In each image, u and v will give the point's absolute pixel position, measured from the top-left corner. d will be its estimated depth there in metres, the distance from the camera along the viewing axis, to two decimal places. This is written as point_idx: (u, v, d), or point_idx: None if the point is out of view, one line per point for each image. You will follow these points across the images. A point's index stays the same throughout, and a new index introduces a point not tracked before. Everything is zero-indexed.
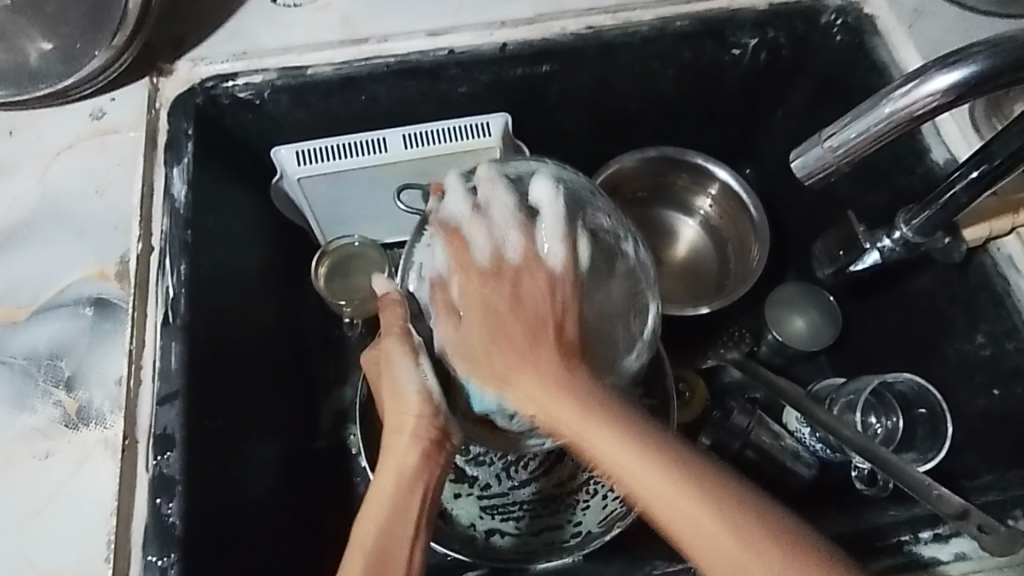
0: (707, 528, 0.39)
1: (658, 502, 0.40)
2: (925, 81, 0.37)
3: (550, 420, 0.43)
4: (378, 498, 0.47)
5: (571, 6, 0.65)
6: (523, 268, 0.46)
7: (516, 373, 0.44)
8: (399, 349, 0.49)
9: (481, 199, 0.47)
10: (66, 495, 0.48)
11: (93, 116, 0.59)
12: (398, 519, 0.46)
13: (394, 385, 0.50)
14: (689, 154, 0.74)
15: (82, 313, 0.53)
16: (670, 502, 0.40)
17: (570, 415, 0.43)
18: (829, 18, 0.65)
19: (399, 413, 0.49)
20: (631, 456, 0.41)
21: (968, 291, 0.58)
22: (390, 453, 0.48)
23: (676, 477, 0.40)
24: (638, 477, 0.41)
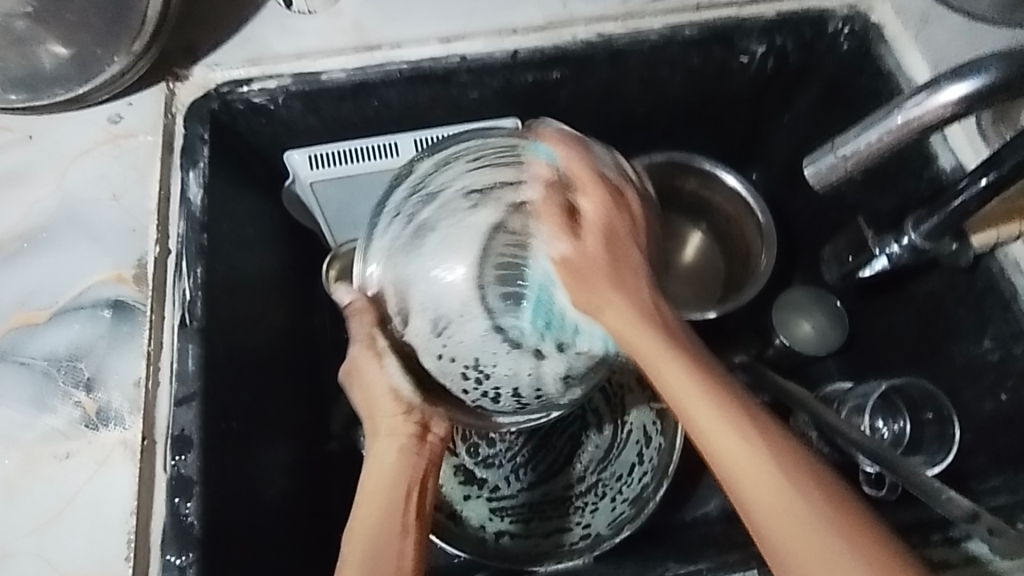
0: (775, 491, 0.40)
1: (734, 461, 0.41)
2: (934, 92, 0.37)
3: (642, 357, 0.43)
4: (368, 501, 0.47)
5: (581, 13, 0.65)
6: (461, 247, 0.48)
7: (606, 294, 0.43)
8: (365, 353, 0.49)
9: (431, 182, 0.48)
10: (88, 496, 0.49)
11: (110, 120, 0.60)
12: (390, 519, 0.46)
13: (369, 389, 0.49)
14: (697, 159, 0.75)
15: (100, 315, 0.54)
16: (738, 449, 0.41)
17: (666, 359, 0.42)
18: (836, 26, 0.66)
19: (377, 416, 0.49)
20: (706, 396, 0.42)
21: (975, 296, 0.58)
22: (375, 457, 0.48)
23: (744, 427, 0.41)
24: (717, 430, 0.41)
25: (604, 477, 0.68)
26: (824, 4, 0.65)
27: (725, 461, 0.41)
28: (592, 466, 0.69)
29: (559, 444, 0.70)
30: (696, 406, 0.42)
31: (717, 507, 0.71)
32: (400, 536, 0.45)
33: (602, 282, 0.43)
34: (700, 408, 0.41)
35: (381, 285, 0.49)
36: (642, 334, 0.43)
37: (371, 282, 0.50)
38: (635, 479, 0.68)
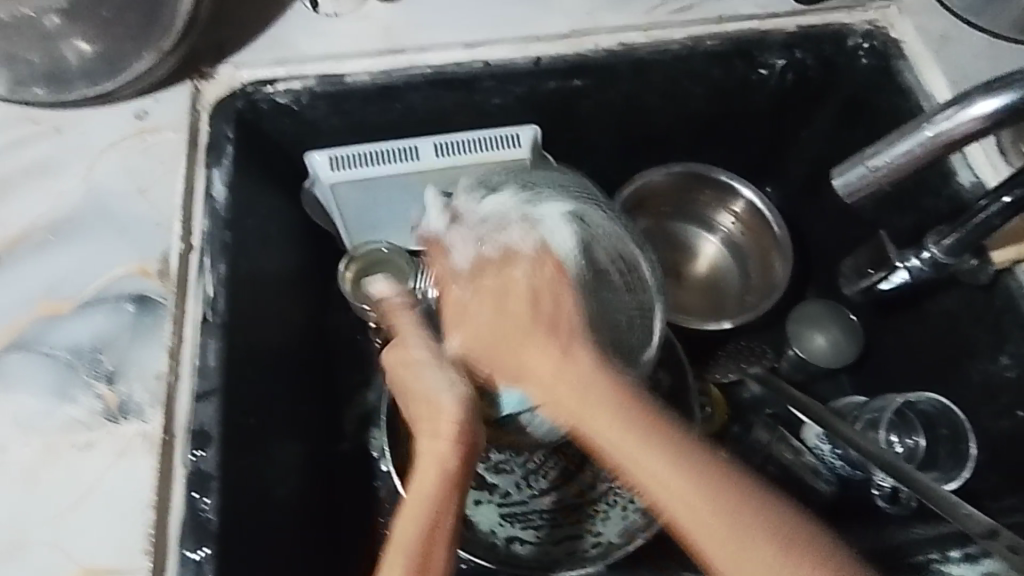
0: (706, 521, 0.39)
1: (676, 510, 0.40)
2: (966, 107, 0.38)
3: (570, 417, 0.45)
4: (415, 500, 0.46)
5: (605, 23, 0.66)
6: (501, 220, 0.53)
7: (528, 359, 0.47)
8: (429, 356, 0.51)
9: (480, 186, 0.59)
10: (106, 488, 0.49)
11: (137, 116, 0.60)
12: (435, 521, 0.45)
13: (426, 392, 0.50)
14: (713, 170, 0.75)
15: (123, 309, 0.54)
16: (674, 497, 0.40)
17: (598, 419, 0.44)
18: (856, 42, 0.67)
19: (429, 419, 0.49)
20: (642, 448, 0.42)
21: (994, 314, 0.58)
22: (424, 456, 0.48)
23: (683, 468, 0.41)
24: (639, 467, 0.42)
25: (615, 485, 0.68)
26: (845, 22, 0.67)
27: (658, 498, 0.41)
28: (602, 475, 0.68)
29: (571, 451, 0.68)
30: (626, 448, 0.42)
31: None
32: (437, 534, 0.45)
33: (524, 342, 0.48)
34: (622, 447, 0.42)
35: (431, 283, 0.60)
36: (569, 383, 0.45)
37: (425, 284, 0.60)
38: None
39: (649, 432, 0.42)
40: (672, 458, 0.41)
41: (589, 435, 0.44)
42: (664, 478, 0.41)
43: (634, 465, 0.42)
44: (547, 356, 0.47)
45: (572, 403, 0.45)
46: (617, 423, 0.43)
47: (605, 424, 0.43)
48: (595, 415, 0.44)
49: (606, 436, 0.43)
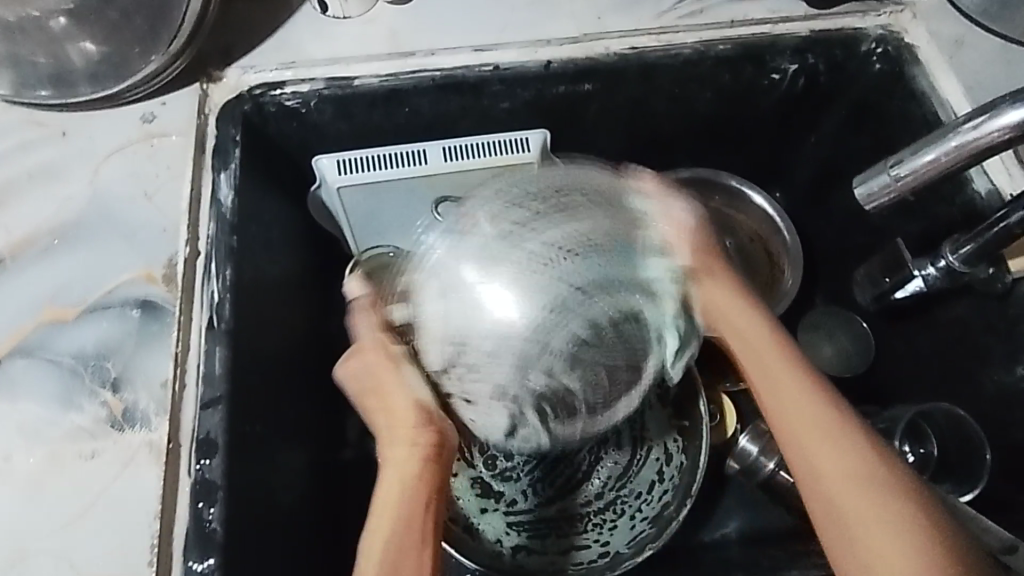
0: (858, 503, 0.43)
1: (830, 480, 0.45)
2: (995, 115, 0.37)
3: (756, 369, 0.48)
4: (383, 506, 0.46)
5: (615, 28, 0.66)
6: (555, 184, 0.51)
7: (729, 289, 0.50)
8: (382, 356, 0.48)
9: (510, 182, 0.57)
10: (112, 497, 0.48)
11: (144, 119, 0.60)
12: (401, 530, 0.45)
13: (388, 395, 0.48)
14: (723, 176, 0.75)
15: (129, 315, 0.53)
16: (835, 472, 0.44)
17: (787, 383, 0.47)
18: (869, 47, 0.66)
19: (393, 423, 0.47)
20: (820, 422, 0.46)
21: (1009, 321, 0.57)
22: (387, 459, 0.47)
23: (851, 452, 0.45)
24: (777, 388, 0.47)
25: (623, 495, 0.67)
26: (858, 26, 0.66)
27: (783, 416, 0.47)
28: (610, 483, 0.67)
29: (579, 458, 0.68)
30: (799, 416, 0.46)
31: (737, 529, 0.70)
32: (417, 548, 0.44)
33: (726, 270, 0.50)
34: (766, 367, 0.48)
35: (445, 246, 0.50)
36: (761, 350, 0.49)
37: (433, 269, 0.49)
38: (656, 497, 0.66)
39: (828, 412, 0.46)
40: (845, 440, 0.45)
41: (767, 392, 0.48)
42: (798, 399, 0.47)
43: (774, 383, 0.48)
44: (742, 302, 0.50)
45: (729, 323, 0.49)
46: (767, 348, 0.49)
47: (787, 391, 0.47)
48: (746, 336, 0.49)
49: (751, 357, 0.49)
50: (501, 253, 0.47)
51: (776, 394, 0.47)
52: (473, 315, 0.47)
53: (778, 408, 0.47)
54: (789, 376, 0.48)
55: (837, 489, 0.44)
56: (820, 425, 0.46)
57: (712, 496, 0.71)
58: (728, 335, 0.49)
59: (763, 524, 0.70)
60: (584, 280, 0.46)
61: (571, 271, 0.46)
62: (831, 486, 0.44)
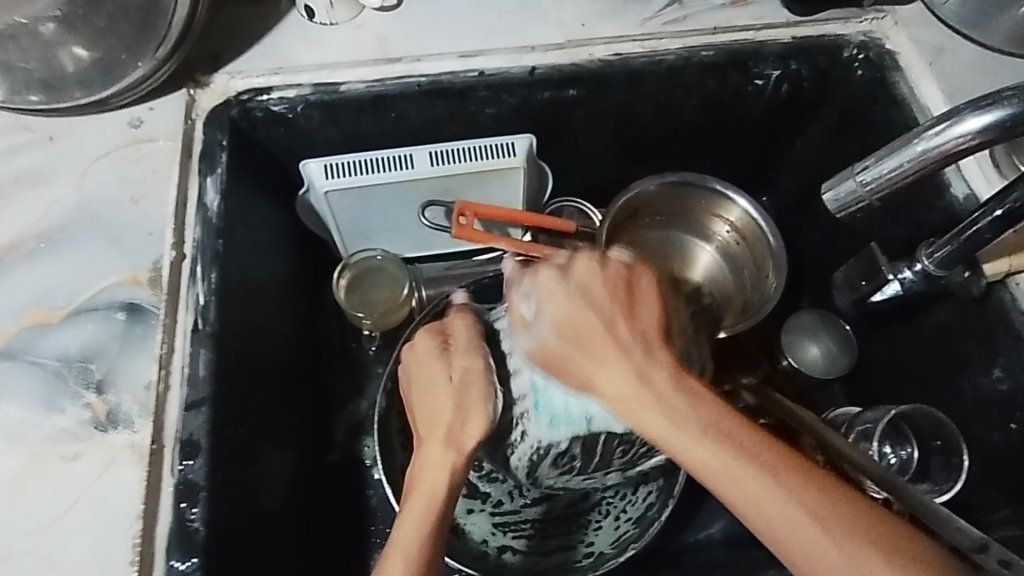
0: (829, 553, 0.38)
1: (782, 535, 0.39)
2: (956, 122, 0.37)
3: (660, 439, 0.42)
4: (416, 507, 0.46)
5: (600, 34, 0.66)
6: None
7: (592, 360, 0.45)
8: (478, 364, 0.51)
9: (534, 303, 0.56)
10: (95, 497, 0.48)
11: (131, 124, 0.60)
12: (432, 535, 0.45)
13: (458, 402, 0.50)
14: (706, 179, 0.74)
15: (113, 318, 0.54)
16: (785, 532, 0.39)
17: (705, 448, 0.41)
18: (851, 53, 0.67)
19: (454, 424, 0.49)
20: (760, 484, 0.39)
21: (986, 326, 0.58)
22: (432, 457, 0.48)
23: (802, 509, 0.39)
24: (728, 471, 0.40)
25: (607, 496, 0.68)
26: (840, 33, 0.67)
27: (760, 503, 0.39)
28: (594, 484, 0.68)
29: None
30: (729, 478, 0.40)
31: (721, 530, 0.70)
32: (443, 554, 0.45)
33: (600, 346, 0.44)
34: (710, 450, 0.40)
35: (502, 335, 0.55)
36: (679, 419, 0.41)
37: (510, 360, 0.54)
38: (640, 498, 0.67)
39: (761, 466, 0.40)
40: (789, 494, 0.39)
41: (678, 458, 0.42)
42: (764, 482, 0.39)
43: (713, 475, 0.41)
44: (615, 363, 0.43)
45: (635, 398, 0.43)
46: (693, 421, 0.41)
47: (694, 450, 0.41)
48: (649, 409, 0.42)
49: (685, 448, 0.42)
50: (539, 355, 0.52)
51: (741, 478, 0.40)
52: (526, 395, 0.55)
53: (745, 493, 0.40)
54: (738, 449, 0.40)
55: (795, 546, 0.39)
56: (790, 508, 0.39)
57: (696, 499, 0.71)
58: (653, 426, 0.42)
59: (747, 526, 0.70)
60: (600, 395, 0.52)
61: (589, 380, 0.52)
62: (783, 540, 0.39)
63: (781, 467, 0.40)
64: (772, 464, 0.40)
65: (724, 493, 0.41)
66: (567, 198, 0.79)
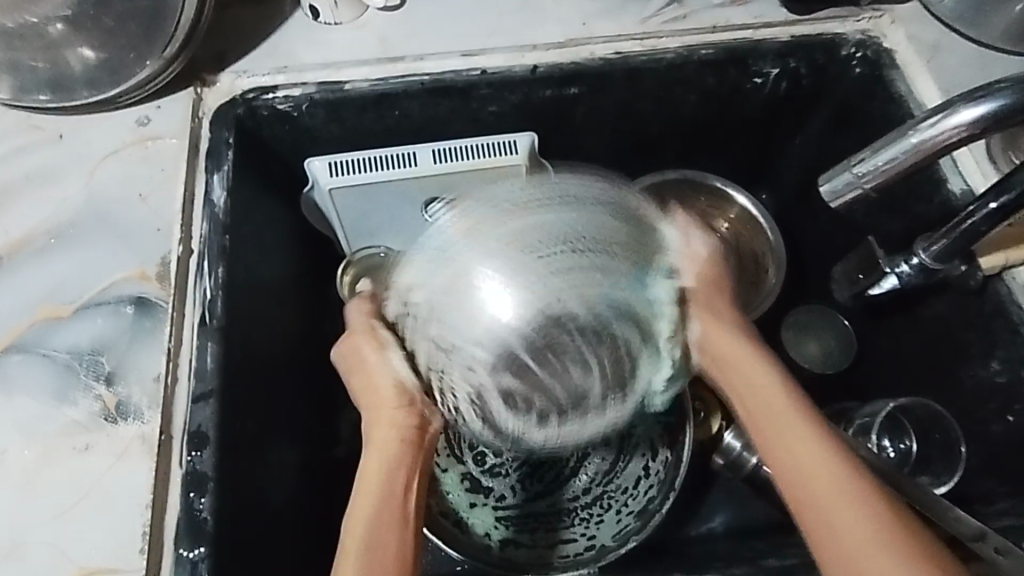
0: (862, 528, 0.42)
1: (825, 500, 0.44)
2: (951, 114, 0.38)
3: (762, 398, 0.48)
4: (366, 493, 0.47)
5: (600, 33, 0.67)
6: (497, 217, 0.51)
7: (726, 329, 0.51)
8: (370, 346, 0.51)
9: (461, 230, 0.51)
10: (105, 487, 0.49)
11: (139, 123, 0.61)
12: (383, 518, 0.46)
13: (373, 385, 0.51)
14: (707, 176, 0.76)
15: (123, 312, 0.55)
16: (836, 500, 0.43)
17: (794, 418, 0.47)
18: (849, 51, 0.67)
19: (376, 408, 0.50)
20: (829, 458, 0.45)
21: (984, 318, 0.58)
22: (376, 441, 0.49)
23: (857, 490, 0.44)
24: (805, 449, 0.45)
25: (610, 490, 0.68)
26: (837, 31, 0.67)
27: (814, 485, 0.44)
28: (598, 478, 0.68)
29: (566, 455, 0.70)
30: (804, 445, 0.46)
31: (723, 523, 0.71)
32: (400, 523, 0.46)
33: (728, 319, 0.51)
34: (792, 433, 0.46)
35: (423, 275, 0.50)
36: (778, 394, 0.48)
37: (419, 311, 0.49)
38: (642, 492, 0.68)
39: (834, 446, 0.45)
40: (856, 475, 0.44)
41: (768, 416, 0.48)
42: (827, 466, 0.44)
43: (791, 437, 0.46)
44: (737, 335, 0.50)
45: (730, 371, 0.50)
46: (785, 405, 0.48)
47: (789, 417, 0.47)
48: (751, 387, 0.49)
49: (770, 408, 0.48)
50: (515, 237, 0.48)
51: (807, 462, 0.45)
52: (456, 319, 0.48)
53: (800, 471, 0.45)
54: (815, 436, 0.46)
55: (835, 513, 0.43)
56: (846, 485, 0.44)
57: (699, 491, 0.72)
58: (768, 400, 0.48)
59: (749, 518, 0.71)
60: (584, 285, 0.47)
61: (564, 269, 0.47)
62: (827, 505, 0.43)
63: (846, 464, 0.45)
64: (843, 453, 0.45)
65: (789, 454, 0.46)
66: None
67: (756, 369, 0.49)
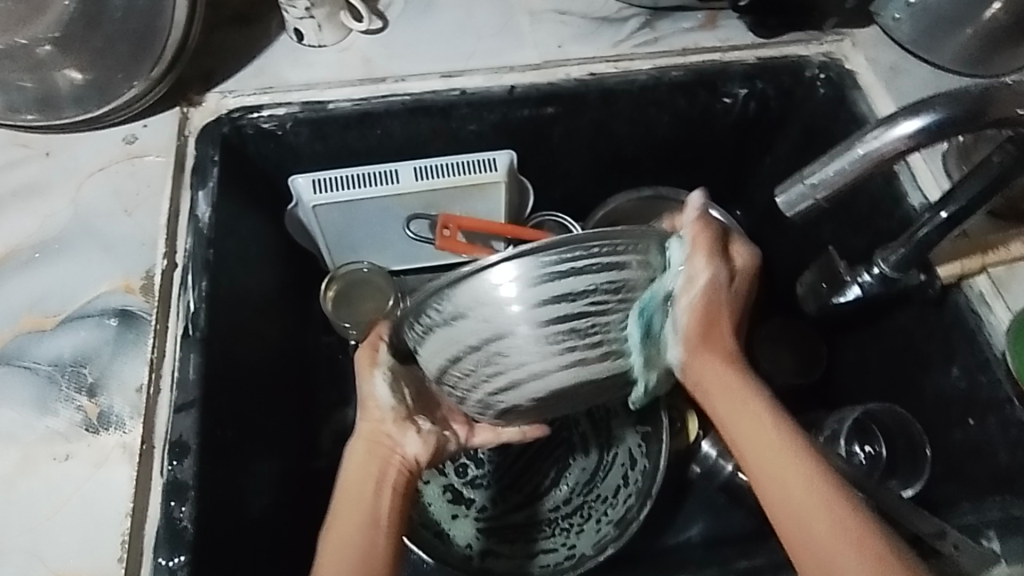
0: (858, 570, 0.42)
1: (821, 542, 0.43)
2: (892, 126, 0.41)
3: (758, 447, 0.47)
4: (339, 508, 0.48)
5: (575, 56, 0.70)
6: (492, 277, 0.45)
7: (723, 380, 0.48)
8: (363, 368, 0.52)
9: (454, 303, 0.45)
10: (86, 495, 0.50)
11: (126, 141, 0.63)
12: (351, 533, 0.46)
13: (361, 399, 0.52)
14: (679, 192, 0.78)
15: (106, 323, 0.56)
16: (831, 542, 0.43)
17: (789, 462, 0.46)
18: (813, 73, 0.70)
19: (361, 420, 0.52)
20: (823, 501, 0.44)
21: (943, 327, 0.61)
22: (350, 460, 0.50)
23: (856, 530, 0.43)
24: (797, 494, 0.45)
25: (589, 499, 0.70)
26: (801, 54, 0.71)
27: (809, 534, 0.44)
28: (578, 488, 0.71)
29: (545, 466, 0.72)
30: (797, 491, 0.45)
31: (699, 532, 0.72)
32: (366, 532, 0.46)
33: (723, 367, 0.49)
34: (787, 479, 0.45)
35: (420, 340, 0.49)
36: (773, 442, 0.47)
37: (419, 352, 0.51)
38: (620, 502, 0.69)
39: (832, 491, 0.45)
40: (854, 516, 0.44)
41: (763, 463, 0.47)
42: (825, 516, 0.44)
43: (786, 480, 0.45)
44: (731, 383, 0.49)
45: (731, 419, 0.48)
46: (785, 454, 0.46)
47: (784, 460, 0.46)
48: (749, 432, 0.47)
49: (765, 451, 0.47)
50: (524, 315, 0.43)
51: (803, 511, 0.44)
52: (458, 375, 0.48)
53: (791, 513, 0.45)
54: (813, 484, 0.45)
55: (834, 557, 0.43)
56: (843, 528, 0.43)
57: (677, 499, 0.73)
58: (762, 446, 0.47)
59: (725, 527, 0.72)
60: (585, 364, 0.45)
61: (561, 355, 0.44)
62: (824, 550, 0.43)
63: (846, 517, 0.43)
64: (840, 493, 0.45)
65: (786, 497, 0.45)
66: (554, 213, 0.81)
67: (750, 410, 0.48)
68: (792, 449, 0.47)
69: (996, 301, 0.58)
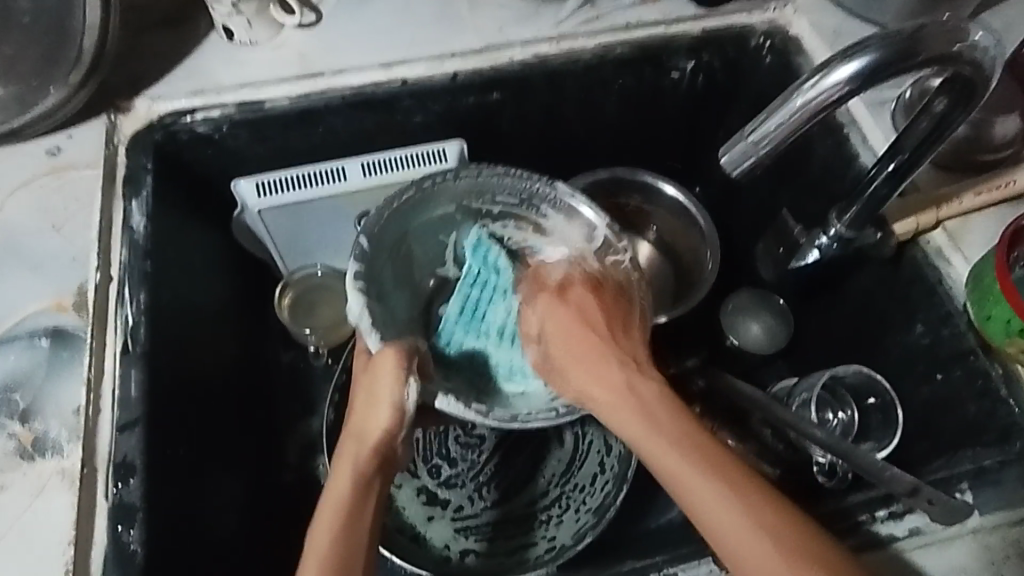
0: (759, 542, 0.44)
1: (719, 521, 0.45)
2: (829, 73, 0.41)
3: (642, 441, 0.50)
4: (328, 507, 0.48)
5: (516, 38, 0.69)
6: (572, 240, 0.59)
7: (595, 372, 0.54)
8: (390, 381, 0.51)
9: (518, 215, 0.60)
10: (24, 526, 0.47)
11: (50, 153, 0.60)
12: (348, 535, 0.46)
13: (373, 402, 0.51)
14: (638, 172, 0.75)
15: (37, 345, 0.53)
16: (726, 521, 0.45)
17: (667, 448, 0.49)
18: (757, 42, 0.69)
19: (362, 421, 0.51)
20: (700, 476, 0.47)
21: (903, 283, 0.60)
22: (342, 465, 0.50)
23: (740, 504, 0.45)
24: (690, 478, 0.47)
25: (568, 489, 0.68)
26: (745, 22, 0.69)
27: (690, 495, 0.46)
28: (555, 479, 0.69)
29: (520, 460, 0.71)
30: (686, 476, 0.47)
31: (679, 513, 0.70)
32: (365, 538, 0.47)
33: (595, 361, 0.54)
34: (667, 463, 0.48)
35: (466, 187, 0.58)
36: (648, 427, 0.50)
37: (448, 205, 0.59)
38: (599, 490, 0.67)
39: (711, 466, 0.47)
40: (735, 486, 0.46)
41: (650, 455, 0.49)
42: (710, 489, 0.46)
43: (676, 468, 0.48)
44: (602, 373, 0.53)
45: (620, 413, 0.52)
46: (664, 439, 0.49)
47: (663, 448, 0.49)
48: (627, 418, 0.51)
49: (649, 442, 0.50)
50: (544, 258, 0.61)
51: (686, 488, 0.47)
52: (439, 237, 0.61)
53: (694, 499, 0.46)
54: (675, 444, 0.49)
55: (724, 527, 0.45)
56: (725, 491, 0.46)
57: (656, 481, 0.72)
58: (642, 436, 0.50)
59: None
60: None
61: None
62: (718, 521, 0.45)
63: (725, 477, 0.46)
64: (721, 471, 0.47)
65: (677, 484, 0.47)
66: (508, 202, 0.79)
67: (621, 399, 0.52)
68: (664, 436, 0.49)
69: (954, 254, 0.58)
